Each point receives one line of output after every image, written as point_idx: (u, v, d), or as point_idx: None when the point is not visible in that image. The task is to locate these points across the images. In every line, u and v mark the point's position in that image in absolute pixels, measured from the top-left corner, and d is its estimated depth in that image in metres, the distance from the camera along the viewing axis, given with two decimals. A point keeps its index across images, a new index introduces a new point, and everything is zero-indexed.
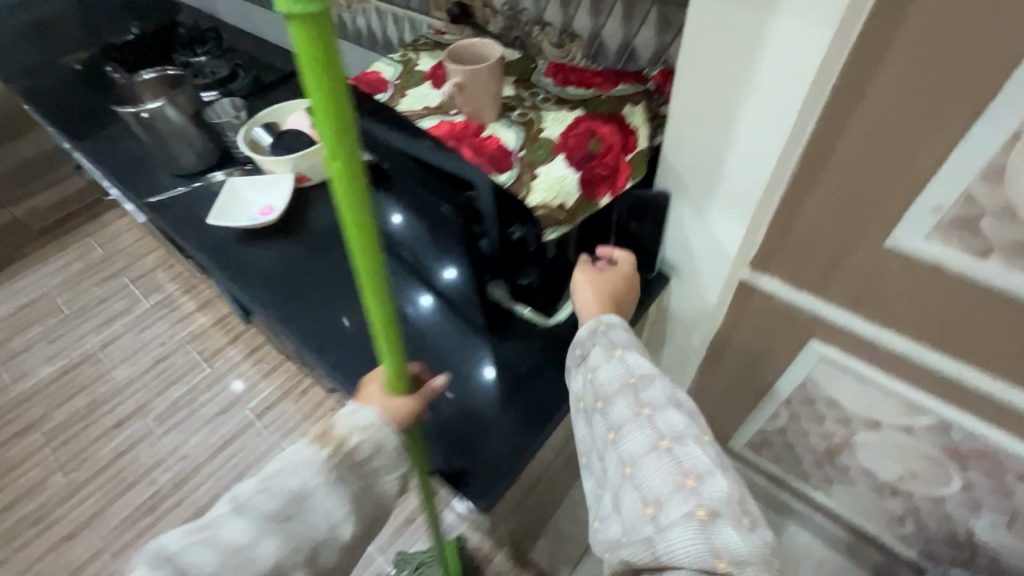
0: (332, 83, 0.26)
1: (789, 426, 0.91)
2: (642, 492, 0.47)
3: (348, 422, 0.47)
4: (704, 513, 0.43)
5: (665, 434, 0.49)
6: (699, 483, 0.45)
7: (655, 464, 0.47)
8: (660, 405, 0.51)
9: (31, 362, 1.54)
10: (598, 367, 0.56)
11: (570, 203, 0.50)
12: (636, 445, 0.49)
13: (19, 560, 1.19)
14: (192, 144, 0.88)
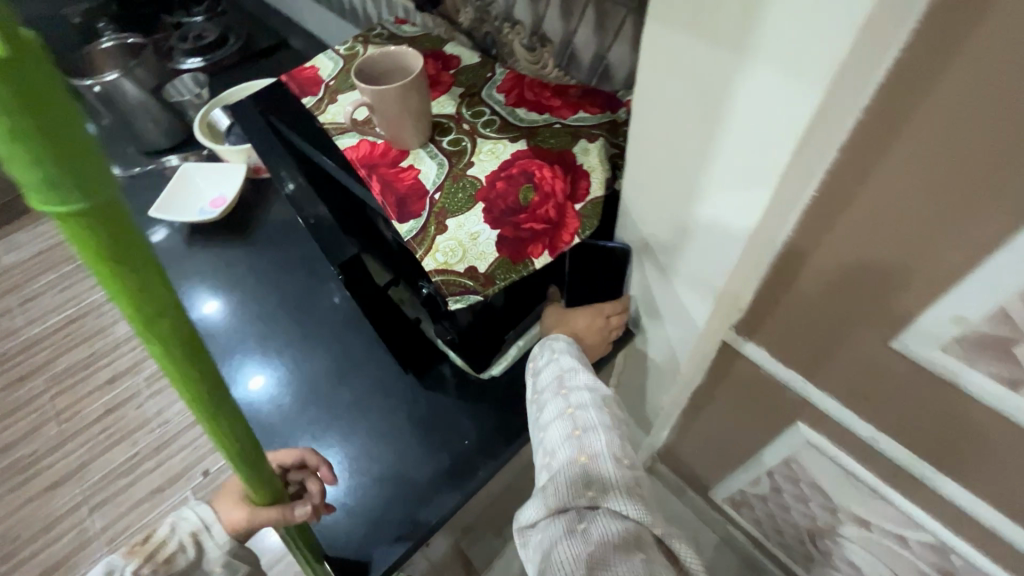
0: (144, 267, 0.18)
1: (772, 495, 0.81)
2: (543, 449, 0.47)
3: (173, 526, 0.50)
4: (585, 457, 0.44)
5: (571, 399, 0.48)
6: (584, 431, 0.46)
7: (558, 424, 0.48)
8: (574, 381, 0.50)
9: (42, 308, 1.59)
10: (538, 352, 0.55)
11: (486, 266, 0.40)
12: (546, 409, 0.50)
13: (7, 502, 1.25)
14: (155, 120, 0.83)
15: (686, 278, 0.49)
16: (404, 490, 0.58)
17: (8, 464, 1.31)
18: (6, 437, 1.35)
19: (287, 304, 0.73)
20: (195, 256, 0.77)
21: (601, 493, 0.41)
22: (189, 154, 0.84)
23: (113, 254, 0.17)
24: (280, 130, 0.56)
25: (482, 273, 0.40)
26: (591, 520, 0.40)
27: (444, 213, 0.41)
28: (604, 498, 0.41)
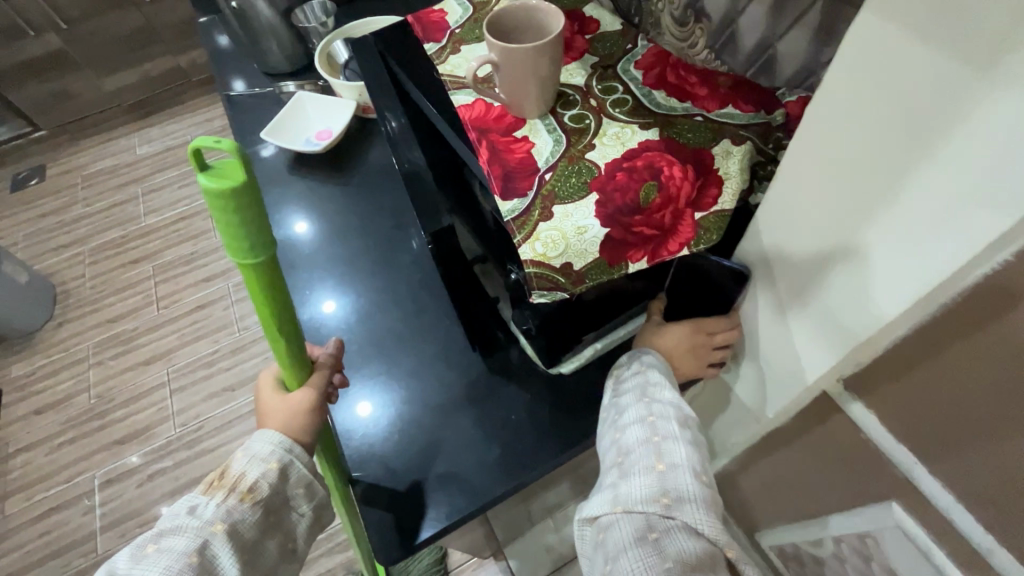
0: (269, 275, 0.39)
1: (830, 563, 0.73)
2: (617, 450, 0.49)
3: (248, 458, 0.52)
4: (664, 468, 0.45)
5: (653, 408, 0.49)
6: (663, 442, 0.47)
7: (637, 429, 0.49)
8: (659, 392, 0.50)
9: (162, 201, 1.76)
10: (624, 355, 0.55)
11: (582, 265, 0.37)
12: (626, 412, 0.50)
13: (107, 367, 1.41)
14: (281, 43, 0.84)
15: (806, 329, 0.42)
16: (448, 465, 0.58)
17: (114, 334, 1.47)
18: (116, 310, 1.52)
19: (370, 246, 0.73)
20: (292, 184, 0.78)
21: (677, 505, 0.43)
22: (305, 82, 0.85)
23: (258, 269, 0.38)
24: (395, 71, 0.54)
25: (576, 272, 0.36)
26: (666, 532, 0.42)
27: (552, 198, 0.37)
28: (679, 511, 0.43)
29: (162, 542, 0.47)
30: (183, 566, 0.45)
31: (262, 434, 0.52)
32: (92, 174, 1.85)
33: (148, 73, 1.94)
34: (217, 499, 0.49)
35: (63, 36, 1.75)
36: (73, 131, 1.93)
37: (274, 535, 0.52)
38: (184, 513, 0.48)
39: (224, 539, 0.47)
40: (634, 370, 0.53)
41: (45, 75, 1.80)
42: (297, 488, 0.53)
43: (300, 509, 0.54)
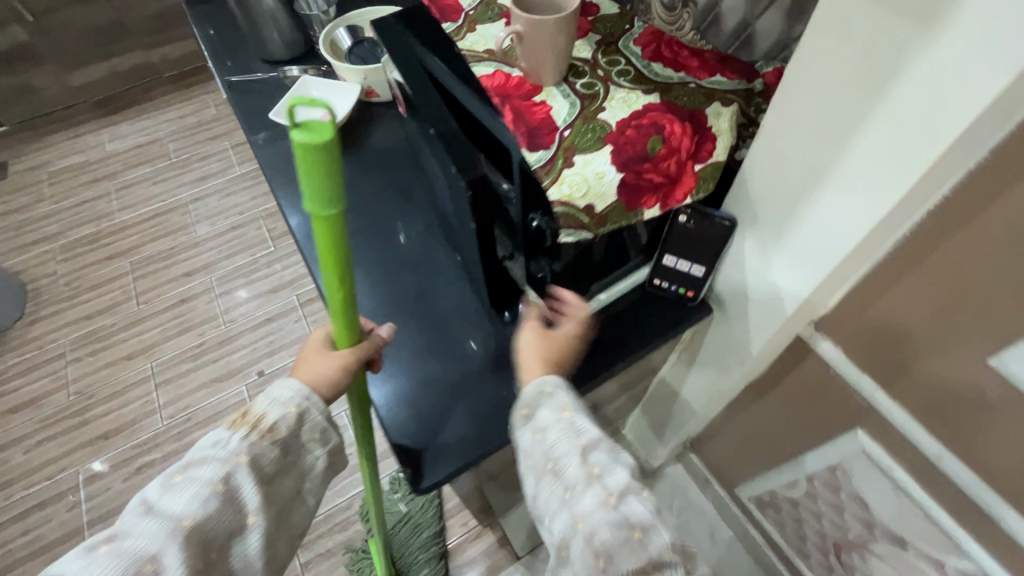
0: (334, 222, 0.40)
1: (804, 501, 0.81)
2: (579, 538, 0.43)
3: (269, 399, 0.55)
4: (644, 547, 0.42)
5: (612, 488, 0.44)
6: (627, 509, 0.43)
7: (607, 521, 0.42)
8: (607, 465, 0.46)
9: (135, 197, 1.73)
10: (531, 403, 0.50)
11: (602, 208, 0.42)
12: (570, 481, 0.45)
13: (84, 364, 1.38)
14: (281, 32, 0.87)
15: (788, 264, 0.50)
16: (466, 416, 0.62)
17: (91, 330, 1.44)
18: (92, 307, 1.48)
19: (376, 223, 0.76)
20: None
21: None
22: (309, 67, 0.88)
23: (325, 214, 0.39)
24: (403, 36, 0.55)
25: (597, 212, 0.42)
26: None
27: (572, 149, 0.43)
28: None
29: (189, 472, 0.51)
30: (212, 491, 0.50)
31: (283, 380, 0.57)
32: (58, 171, 1.80)
33: (117, 68, 1.90)
34: (239, 435, 0.54)
35: (28, 28, 1.69)
36: (35, 127, 1.87)
37: (289, 473, 0.56)
38: (210, 446, 0.53)
39: (245, 469, 0.52)
40: (556, 424, 0.48)
41: (6, 67, 1.73)
42: (312, 434, 0.57)
43: (314, 452, 0.58)
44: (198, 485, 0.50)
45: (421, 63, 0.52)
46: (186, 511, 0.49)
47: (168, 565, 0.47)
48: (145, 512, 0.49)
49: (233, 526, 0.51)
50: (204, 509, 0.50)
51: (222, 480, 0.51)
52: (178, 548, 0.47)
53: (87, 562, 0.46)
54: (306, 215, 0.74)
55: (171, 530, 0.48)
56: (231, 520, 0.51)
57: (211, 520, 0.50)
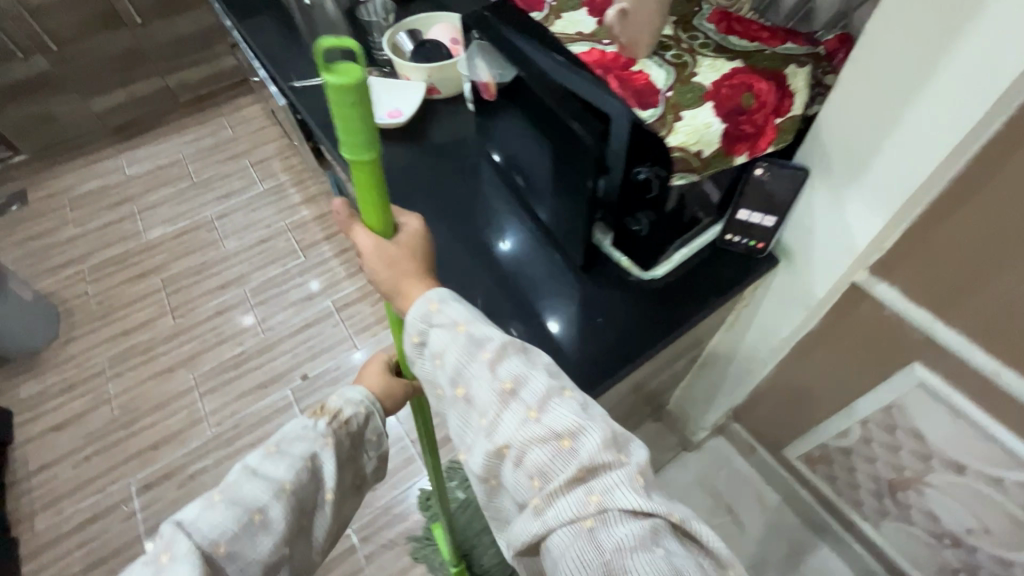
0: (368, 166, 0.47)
1: (857, 449, 0.87)
2: (507, 457, 0.48)
3: (343, 399, 0.63)
4: (571, 443, 0.46)
5: (529, 401, 0.49)
6: (545, 415, 0.48)
7: (525, 434, 0.47)
8: (518, 376, 0.50)
9: (160, 217, 1.75)
10: (421, 334, 0.55)
11: (707, 152, 0.51)
12: (484, 405, 0.50)
13: (125, 379, 1.39)
14: (341, 39, 0.92)
15: (862, 201, 0.57)
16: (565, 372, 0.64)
17: (129, 346, 1.45)
18: (127, 323, 1.50)
19: (454, 200, 0.79)
20: None
21: (608, 496, 0.43)
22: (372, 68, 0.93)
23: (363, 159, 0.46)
24: (496, 25, 0.61)
25: (705, 157, 0.51)
26: (607, 517, 0.42)
27: (679, 107, 0.51)
28: (612, 501, 0.43)
29: (284, 445, 0.58)
30: (305, 463, 0.57)
31: (355, 386, 0.66)
32: (79, 196, 1.82)
33: (135, 94, 1.93)
34: (325, 421, 0.61)
35: (50, 57, 1.71)
36: (54, 154, 1.89)
37: (353, 464, 0.64)
38: (304, 424, 0.60)
39: (329, 452, 0.59)
40: (453, 349, 0.52)
41: (27, 97, 1.75)
42: (372, 435, 0.66)
43: (370, 454, 0.66)
44: (291, 459, 0.56)
45: (517, 46, 0.58)
46: (285, 477, 0.55)
47: (272, 519, 0.54)
48: (251, 470, 0.56)
49: (315, 502, 0.59)
50: (300, 477, 0.57)
51: (310, 458, 0.58)
52: (281, 508, 0.54)
53: (205, 506, 0.52)
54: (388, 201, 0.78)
55: (276, 490, 0.55)
56: (314, 494, 0.59)
57: (304, 488, 0.57)
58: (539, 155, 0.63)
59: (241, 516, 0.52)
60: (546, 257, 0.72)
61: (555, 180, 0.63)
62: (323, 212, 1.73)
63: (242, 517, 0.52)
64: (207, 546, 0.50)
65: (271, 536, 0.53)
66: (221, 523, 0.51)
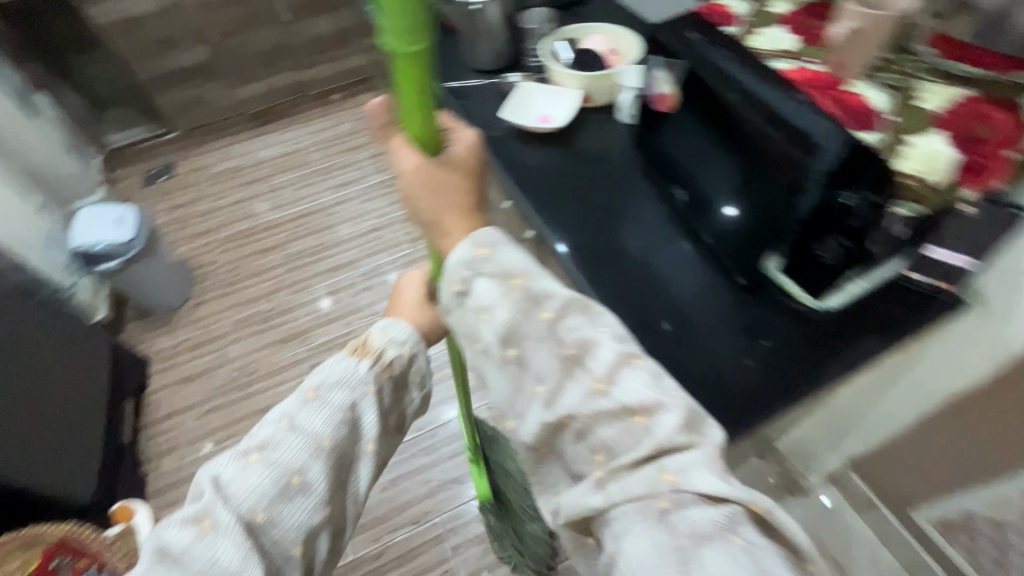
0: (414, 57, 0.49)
1: (1012, 522, 0.79)
2: (570, 428, 0.53)
3: (384, 337, 0.71)
4: (642, 418, 0.51)
5: (597, 374, 0.53)
6: (613, 388, 0.52)
7: (586, 401, 0.52)
8: (587, 347, 0.54)
9: (284, 198, 1.89)
10: (463, 282, 0.58)
11: (939, 180, 0.61)
12: (548, 374, 0.54)
13: (245, 344, 1.51)
14: (497, 44, 0.94)
15: None
16: (726, 394, 0.63)
17: (251, 314, 1.58)
18: (250, 293, 1.62)
19: (605, 209, 0.80)
20: (520, 158, 0.86)
21: (682, 478, 0.48)
22: (524, 73, 0.94)
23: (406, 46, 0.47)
24: (704, 49, 0.66)
25: (927, 182, 0.61)
26: (681, 498, 0.47)
27: (903, 133, 0.63)
28: (688, 484, 0.47)
29: (324, 393, 0.65)
30: (340, 417, 0.64)
31: (397, 325, 0.73)
32: (216, 173, 2.00)
33: (273, 85, 2.10)
34: (365, 363, 0.68)
35: (210, 48, 1.90)
36: (200, 134, 2.10)
37: (398, 404, 0.72)
38: (341, 372, 0.66)
39: (370, 401, 0.66)
40: (508, 307, 0.56)
41: (187, 81, 1.95)
42: (416, 376, 0.75)
43: (414, 394, 0.75)
44: (329, 409, 0.63)
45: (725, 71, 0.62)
46: (323, 432, 0.62)
47: (309, 480, 0.60)
48: (288, 427, 0.62)
49: (354, 454, 0.65)
50: (334, 434, 0.63)
51: (347, 411, 0.64)
52: (319, 467, 0.60)
53: (245, 465, 0.59)
54: (541, 206, 0.81)
55: (313, 448, 0.61)
56: (353, 446, 0.65)
57: (339, 445, 0.63)
58: (721, 173, 0.64)
59: (278, 478, 0.59)
60: (701, 275, 0.73)
61: (734, 199, 0.63)
62: None
63: (280, 478, 0.59)
64: (247, 513, 0.56)
65: (311, 494, 0.60)
66: (260, 483, 0.58)
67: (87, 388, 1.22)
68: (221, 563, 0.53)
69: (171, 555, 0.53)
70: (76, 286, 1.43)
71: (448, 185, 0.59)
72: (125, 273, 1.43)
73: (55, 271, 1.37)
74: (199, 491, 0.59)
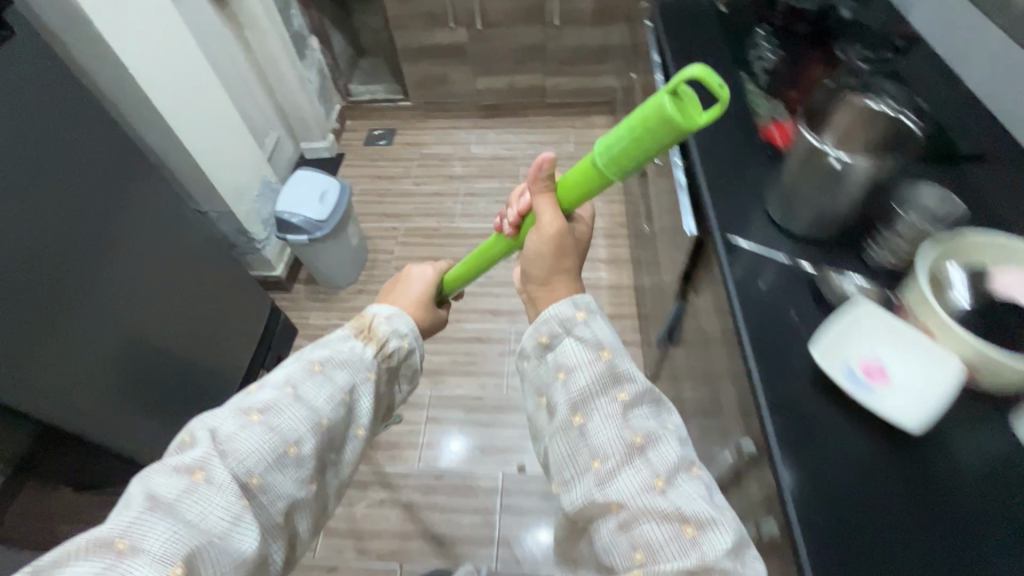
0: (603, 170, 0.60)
1: None
2: (617, 515, 0.50)
3: (386, 328, 0.68)
4: (694, 531, 0.47)
5: (655, 466, 0.51)
6: (670, 489, 0.50)
7: (634, 481, 0.50)
8: (643, 430, 0.53)
9: (478, 208, 1.77)
10: (552, 337, 0.59)
11: None
12: (609, 454, 0.52)
13: None
14: (828, 210, 0.64)
15: None
16: None
17: None
18: None
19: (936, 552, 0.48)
20: (816, 432, 0.54)
21: None
22: (869, 281, 0.61)
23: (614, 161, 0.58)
24: None
25: None
26: None
27: None
28: None
29: (328, 367, 0.62)
30: (341, 398, 0.62)
31: (399, 315, 0.71)
32: (428, 154, 1.96)
33: (514, 83, 1.96)
34: (370, 350, 0.67)
35: (472, 33, 1.80)
36: (429, 109, 2.06)
37: (385, 395, 0.69)
38: (347, 354, 0.65)
39: (368, 385, 0.64)
40: (589, 375, 0.56)
41: (438, 58, 1.89)
42: (405, 372, 0.71)
43: (399, 389, 0.72)
44: (334, 379, 0.62)
45: None
46: (323, 411, 0.59)
47: (304, 453, 0.57)
48: (292, 396, 0.59)
49: (346, 438, 0.63)
50: (337, 410, 0.61)
51: (348, 387, 0.63)
52: (313, 442, 0.58)
53: (244, 426, 0.56)
54: (822, 488, 0.51)
55: (312, 423, 0.58)
56: (344, 429, 0.63)
57: (339, 421, 0.61)
58: None
59: (276, 446, 0.56)
60: (1005, 564, 0.47)
61: None
62: (620, 283, 1.56)
63: (277, 446, 0.56)
64: (241, 475, 0.53)
65: (301, 470, 0.57)
66: (259, 449, 0.55)
67: (225, 349, 1.28)
68: (214, 517, 0.50)
69: (163, 503, 0.49)
70: (266, 244, 1.46)
71: (568, 249, 0.65)
72: (309, 248, 1.42)
73: (256, 225, 1.42)
74: (189, 442, 0.56)
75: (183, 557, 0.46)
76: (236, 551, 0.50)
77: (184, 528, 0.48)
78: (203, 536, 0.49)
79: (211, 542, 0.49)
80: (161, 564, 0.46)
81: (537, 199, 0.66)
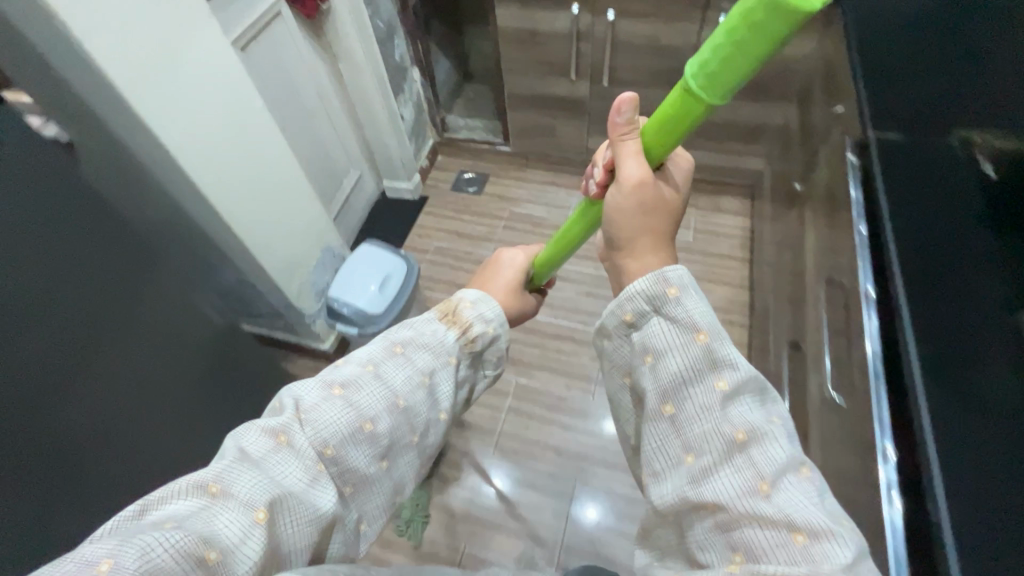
0: (700, 96, 0.39)
1: None
2: (713, 514, 0.36)
3: (475, 311, 0.53)
4: (806, 541, 0.33)
5: (752, 461, 0.36)
6: (775, 494, 0.35)
7: (729, 477, 0.36)
8: (745, 414, 0.38)
9: (561, 300, 1.48)
10: (638, 316, 0.43)
11: None
12: (705, 447, 0.37)
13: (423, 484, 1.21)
14: None
15: None
16: None
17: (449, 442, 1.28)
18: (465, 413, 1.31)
19: None
20: None
21: None
22: None
23: (718, 74, 0.36)
24: None
25: None
26: None
27: None
28: None
29: (410, 348, 0.49)
30: (420, 383, 0.48)
31: (487, 298, 0.55)
32: (519, 215, 1.70)
33: None
34: (452, 334, 0.51)
35: (596, 89, 1.50)
36: (530, 159, 1.79)
37: (469, 381, 0.54)
38: (426, 334, 0.50)
39: (451, 372, 0.50)
40: (683, 359, 0.40)
41: (550, 109, 1.61)
42: (491, 356, 0.55)
43: (485, 371, 0.55)
44: (418, 359, 0.48)
45: None
46: (402, 391, 0.46)
47: (382, 432, 0.44)
48: (375, 370, 0.46)
49: (429, 425, 0.48)
50: (415, 396, 0.47)
51: (433, 365, 0.49)
52: (392, 423, 0.45)
53: (328, 399, 0.43)
54: None
55: (389, 403, 0.45)
56: (426, 417, 0.48)
57: (418, 408, 0.47)
58: None
59: (353, 422, 0.43)
60: None
61: None
62: None
63: (350, 423, 0.43)
64: (319, 449, 0.41)
65: (370, 454, 0.44)
66: (336, 421, 0.42)
67: None
68: (292, 477, 0.39)
69: (251, 456, 0.39)
70: (315, 319, 1.29)
71: (654, 208, 0.45)
72: (359, 340, 1.22)
73: (308, 299, 1.24)
74: (276, 409, 0.43)
75: (270, 501, 0.36)
76: (315, 510, 0.39)
77: (269, 480, 0.38)
78: (283, 486, 0.38)
79: (292, 492, 0.38)
80: (248, 508, 0.35)
81: (614, 152, 0.46)
